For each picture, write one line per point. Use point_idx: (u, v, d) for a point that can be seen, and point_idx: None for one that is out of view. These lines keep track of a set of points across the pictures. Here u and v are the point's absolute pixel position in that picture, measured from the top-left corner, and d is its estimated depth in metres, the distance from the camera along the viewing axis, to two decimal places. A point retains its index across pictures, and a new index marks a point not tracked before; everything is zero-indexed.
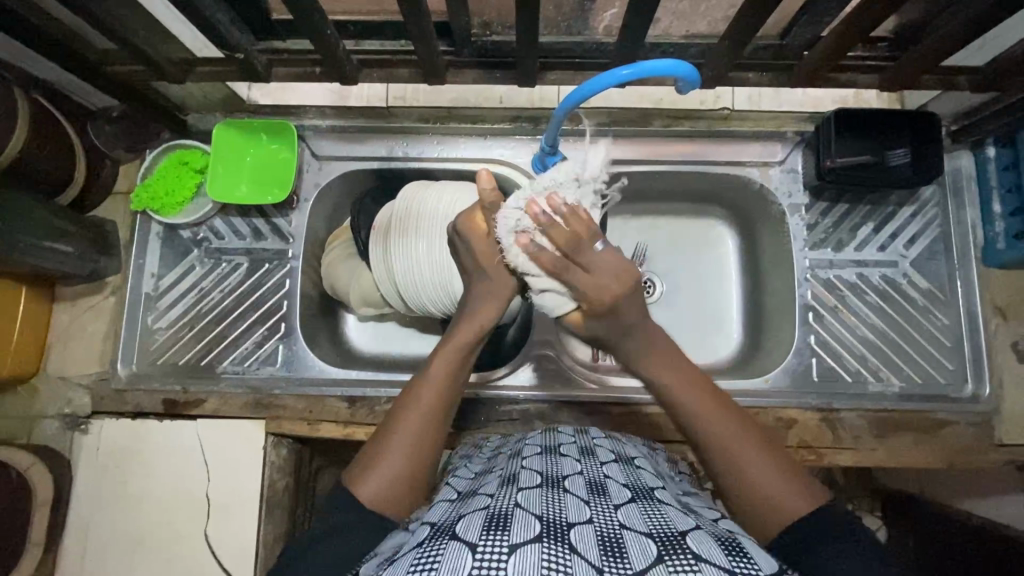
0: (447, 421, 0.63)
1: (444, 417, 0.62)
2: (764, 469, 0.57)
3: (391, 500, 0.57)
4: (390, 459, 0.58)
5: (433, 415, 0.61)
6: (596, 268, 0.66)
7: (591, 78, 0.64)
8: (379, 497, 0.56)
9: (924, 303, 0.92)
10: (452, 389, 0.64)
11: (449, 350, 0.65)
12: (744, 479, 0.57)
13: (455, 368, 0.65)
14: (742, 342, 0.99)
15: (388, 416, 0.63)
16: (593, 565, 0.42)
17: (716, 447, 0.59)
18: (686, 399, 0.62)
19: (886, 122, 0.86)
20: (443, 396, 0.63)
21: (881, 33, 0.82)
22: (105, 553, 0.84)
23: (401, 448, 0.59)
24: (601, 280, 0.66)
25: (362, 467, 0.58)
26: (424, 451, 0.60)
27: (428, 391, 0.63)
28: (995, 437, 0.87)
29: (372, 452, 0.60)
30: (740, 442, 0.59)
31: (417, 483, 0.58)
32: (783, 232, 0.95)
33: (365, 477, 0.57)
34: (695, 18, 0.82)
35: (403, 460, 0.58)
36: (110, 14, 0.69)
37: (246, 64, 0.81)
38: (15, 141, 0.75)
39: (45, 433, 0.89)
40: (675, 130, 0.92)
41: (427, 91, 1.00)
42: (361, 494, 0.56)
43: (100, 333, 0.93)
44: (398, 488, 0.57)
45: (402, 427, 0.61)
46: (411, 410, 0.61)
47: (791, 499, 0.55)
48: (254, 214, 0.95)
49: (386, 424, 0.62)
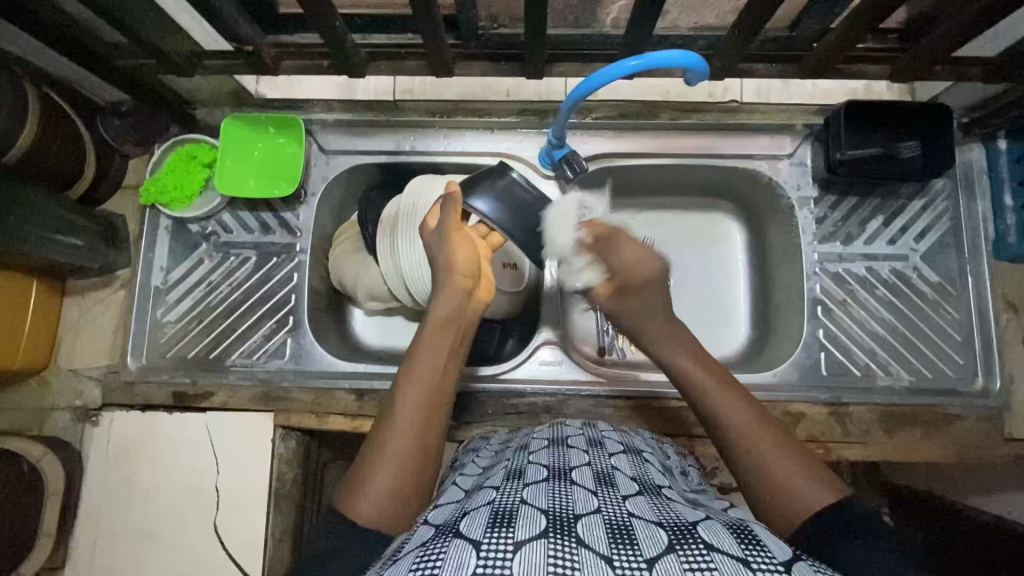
0: (436, 425, 0.63)
1: (431, 424, 0.62)
2: (782, 461, 0.58)
3: (386, 515, 0.56)
4: (379, 478, 0.57)
5: (418, 426, 0.61)
6: (632, 247, 0.74)
7: (601, 69, 0.64)
8: (375, 513, 0.55)
9: (936, 298, 0.91)
10: (434, 395, 0.64)
11: (425, 351, 0.66)
12: (764, 467, 0.58)
13: (432, 375, 0.65)
14: (749, 336, 0.99)
15: (374, 432, 0.62)
16: (601, 557, 0.42)
17: (743, 446, 0.60)
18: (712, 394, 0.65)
19: (899, 113, 0.85)
20: (421, 409, 0.62)
21: (892, 24, 0.81)
22: (116, 543, 0.85)
23: (389, 467, 0.58)
24: (635, 256, 0.73)
25: (352, 491, 0.57)
26: (413, 465, 0.59)
27: (408, 401, 0.62)
28: (1006, 432, 0.86)
29: (360, 471, 0.59)
30: (757, 429, 0.61)
31: (410, 496, 0.57)
32: (790, 226, 0.94)
33: (357, 497, 0.56)
34: (704, 10, 0.81)
35: (391, 477, 0.57)
36: (123, 9, 0.70)
37: (255, 57, 0.82)
38: (25, 133, 0.76)
39: (56, 425, 0.89)
40: (682, 123, 0.92)
41: (434, 85, 1.00)
42: (356, 515, 0.55)
43: (110, 326, 0.94)
44: (393, 501, 0.56)
45: (388, 442, 0.60)
46: (393, 425, 0.61)
47: (808, 489, 0.55)
48: (262, 208, 0.96)
49: (373, 444, 0.61)
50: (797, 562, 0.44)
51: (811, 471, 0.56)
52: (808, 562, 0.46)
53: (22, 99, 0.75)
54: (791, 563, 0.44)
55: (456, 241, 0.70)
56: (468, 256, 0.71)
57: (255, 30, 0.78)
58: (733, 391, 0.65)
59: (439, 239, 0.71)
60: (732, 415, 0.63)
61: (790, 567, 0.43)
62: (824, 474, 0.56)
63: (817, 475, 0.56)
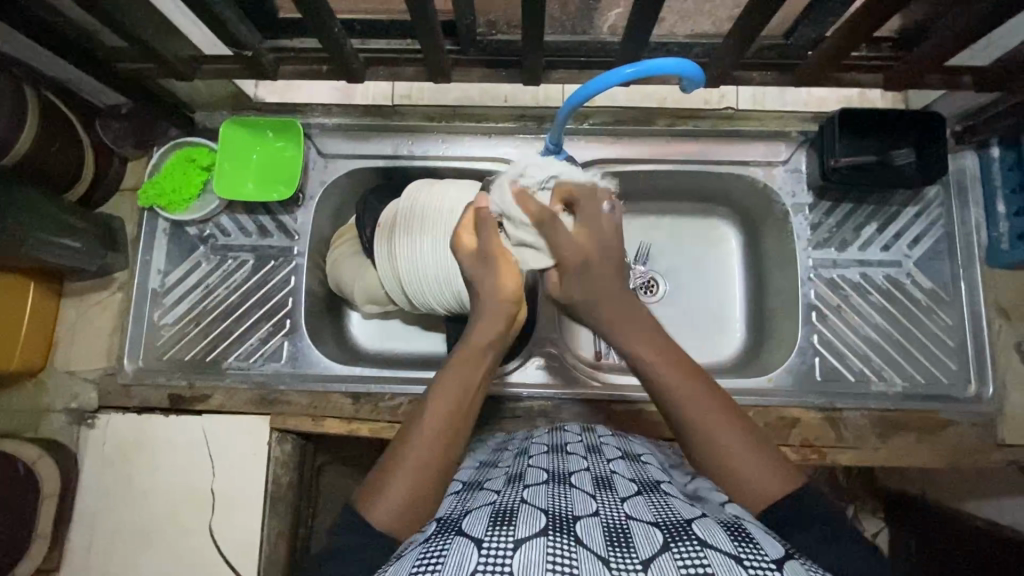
0: (465, 436, 0.62)
1: (459, 435, 0.62)
2: (746, 461, 0.57)
3: (405, 521, 0.56)
4: (404, 482, 0.57)
5: (448, 435, 0.61)
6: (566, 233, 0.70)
7: (597, 76, 0.64)
8: (391, 519, 0.55)
9: (929, 304, 0.92)
10: (465, 407, 0.63)
11: (462, 365, 0.65)
12: (728, 466, 0.58)
13: (467, 385, 0.64)
14: (744, 342, 0.99)
15: (399, 437, 0.62)
16: (599, 555, 0.42)
17: (707, 442, 0.59)
18: (673, 381, 0.63)
19: (891, 122, 0.86)
20: (454, 420, 0.62)
21: (884, 33, 0.82)
22: (111, 546, 0.85)
23: (413, 471, 0.58)
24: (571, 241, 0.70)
25: (374, 492, 0.57)
26: (437, 473, 0.59)
27: (438, 409, 0.62)
28: (998, 437, 0.87)
29: (383, 474, 0.58)
30: (718, 422, 0.59)
31: (429, 503, 0.57)
32: (784, 231, 0.95)
33: (377, 501, 0.56)
34: (699, 18, 0.84)
35: (415, 482, 0.57)
36: (123, 13, 0.70)
37: (253, 62, 0.82)
38: (25, 136, 0.76)
39: (52, 426, 0.90)
40: (678, 129, 0.93)
41: (432, 90, 1.01)
42: (375, 520, 0.55)
43: (107, 328, 0.94)
44: (412, 509, 0.56)
45: (413, 449, 0.59)
46: (421, 429, 0.61)
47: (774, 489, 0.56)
48: (260, 211, 0.96)
49: (398, 447, 0.60)
50: (789, 561, 0.45)
51: (771, 473, 0.57)
52: (800, 561, 0.46)
53: (24, 102, 0.76)
54: (783, 562, 0.44)
55: (503, 264, 0.70)
56: (514, 281, 0.71)
57: (254, 35, 0.79)
58: (695, 379, 0.62)
59: (481, 262, 0.71)
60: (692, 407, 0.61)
61: (783, 566, 0.43)
62: (783, 473, 0.57)
63: (776, 477, 0.56)
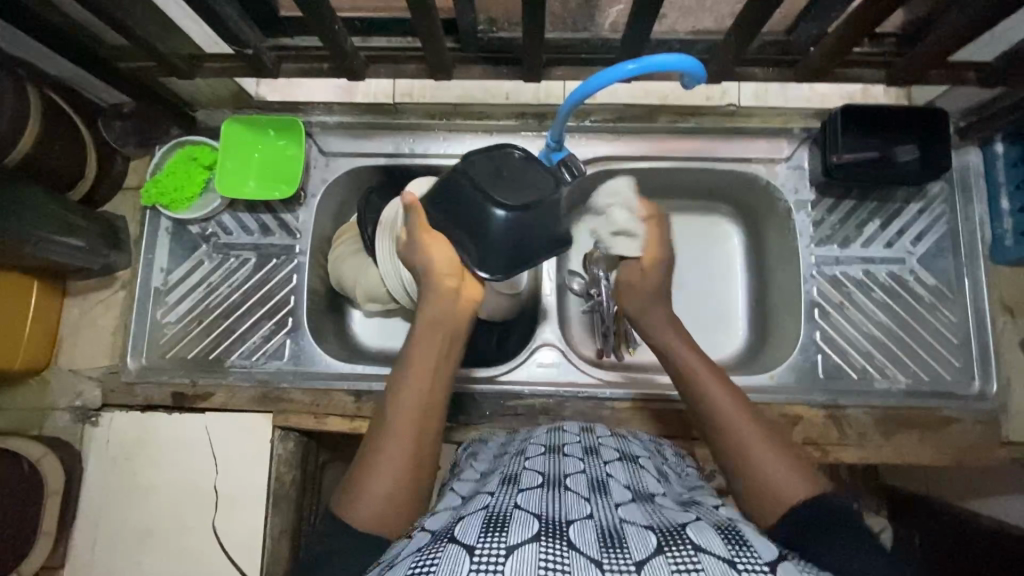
0: (431, 428, 0.63)
1: (424, 425, 0.63)
2: (773, 460, 0.59)
3: (382, 516, 0.56)
4: (374, 479, 0.58)
5: (410, 428, 0.62)
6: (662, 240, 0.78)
7: (596, 74, 0.64)
8: (371, 517, 0.56)
9: (932, 301, 0.91)
10: (426, 399, 0.64)
11: (419, 355, 0.67)
12: (750, 470, 0.59)
13: (425, 377, 0.66)
14: (747, 340, 0.99)
15: (368, 439, 0.63)
16: (592, 559, 0.42)
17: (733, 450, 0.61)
18: (710, 395, 0.66)
19: (897, 118, 0.85)
20: (413, 411, 0.63)
21: (887, 29, 0.81)
22: (114, 544, 0.85)
23: (383, 466, 0.59)
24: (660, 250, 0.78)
25: (349, 494, 0.58)
26: (407, 465, 0.60)
27: (399, 406, 0.63)
28: (1002, 435, 0.87)
29: (355, 479, 0.59)
30: (748, 432, 0.62)
31: (404, 496, 0.58)
32: (787, 229, 0.95)
33: (354, 502, 0.57)
34: (701, 14, 0.83)
35: (385, 477, 0.58)
36: (126, 12, 0.70)
37: (253, 60, 0.82)
38: (27, 136, 0.77)
39: (56, 424, 0.90)
40: (681, 126, 0.93)
41: (433, 88, 1.01)
42: (352, 519, 0.56)
43: (111, 326, 0.94)
44: (390, 503, 0.57)
45: (384, 447, 0.60)
46: (386, 429, 0.62)
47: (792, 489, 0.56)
48: (262, 210, 0.96)
49: (369, 449, 0.61)
50: (783, 563, 0.45)
51: (796, 471, 0.58)
52: (794, 563, 0.46)
53: (25, 101, 0.76)
54: (777, 565, 0.44)
55: (430, 240, 0.70)
56: (448, 256, 0.71)
57: (255, 33, 0.79)
58: (728, 390, 0.66)
59: (411, 246, 0.72)
60: (723, 414, 0.64)
61: (776, 569, 0.43)
62: (809, 474, 0.58)
63: (802, 474, 0.57)
